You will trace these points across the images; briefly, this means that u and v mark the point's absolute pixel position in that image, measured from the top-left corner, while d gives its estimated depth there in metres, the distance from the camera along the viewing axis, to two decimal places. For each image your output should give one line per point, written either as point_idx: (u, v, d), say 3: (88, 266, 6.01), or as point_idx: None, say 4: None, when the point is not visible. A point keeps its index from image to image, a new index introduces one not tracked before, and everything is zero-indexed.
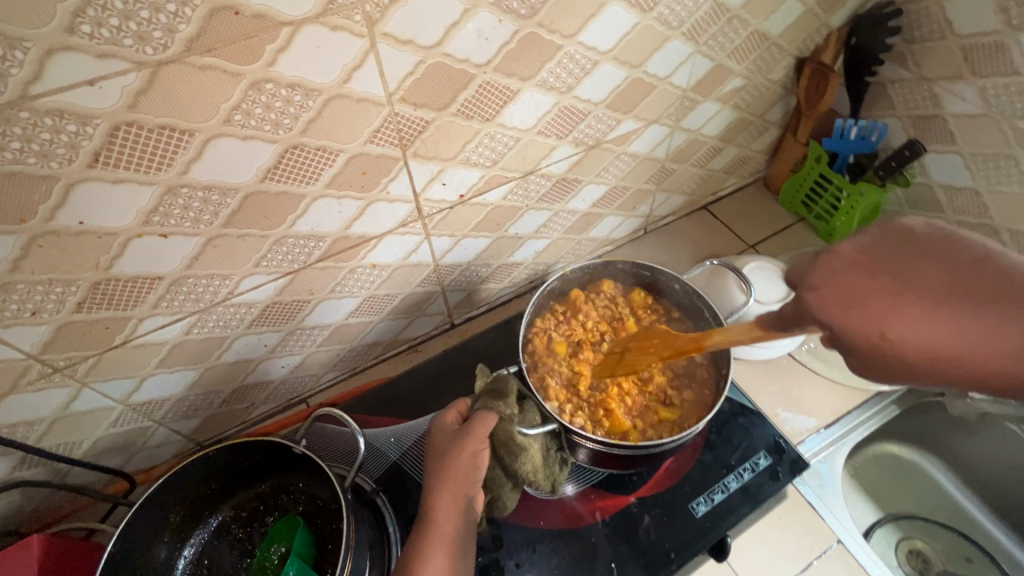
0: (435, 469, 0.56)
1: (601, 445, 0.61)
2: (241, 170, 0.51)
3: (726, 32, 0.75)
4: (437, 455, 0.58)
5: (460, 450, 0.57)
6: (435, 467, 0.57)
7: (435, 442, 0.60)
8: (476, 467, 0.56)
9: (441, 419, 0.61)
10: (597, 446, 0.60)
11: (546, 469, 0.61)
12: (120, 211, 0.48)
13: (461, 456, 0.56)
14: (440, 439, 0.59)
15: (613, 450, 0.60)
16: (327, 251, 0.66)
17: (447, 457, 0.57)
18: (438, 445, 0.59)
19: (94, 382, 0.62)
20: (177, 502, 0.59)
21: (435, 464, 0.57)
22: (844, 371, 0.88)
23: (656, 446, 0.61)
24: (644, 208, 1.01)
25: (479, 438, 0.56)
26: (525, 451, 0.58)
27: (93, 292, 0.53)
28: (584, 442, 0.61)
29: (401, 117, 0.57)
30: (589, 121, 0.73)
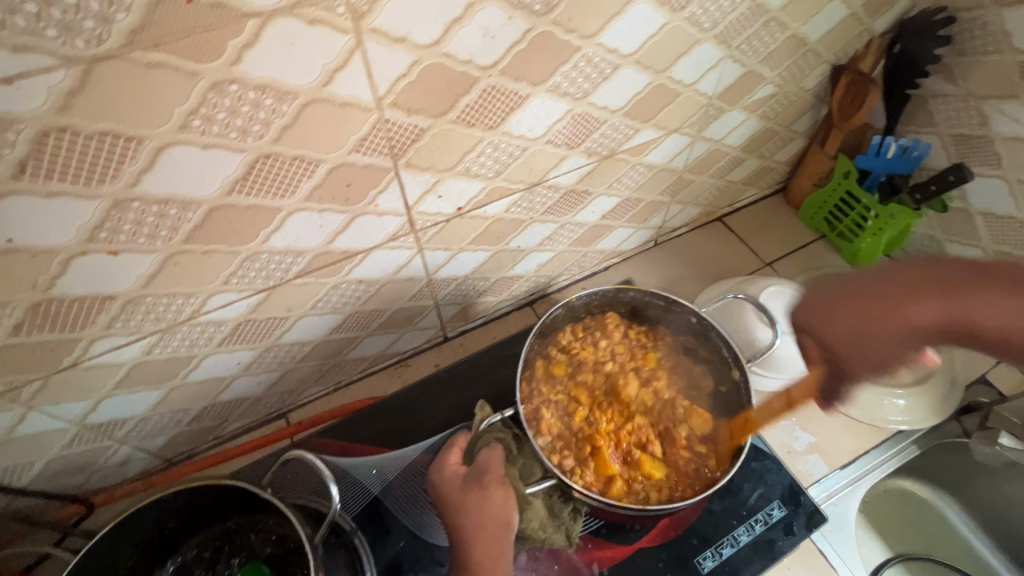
0: (461, 524, 0.52)
1: (602, 503, 0.55)
2: (203, 181, 0.44)
3: (762, 36, 0.67)
4: (457, 511, 0.53)
5: (484, 500, 0.53)
6: (461, 522, 0.52)
7: (446, 496, 0.55)
8: (508, 510, 0.53)
9: (441, 470, 0.57)
10: (598, 504, 0.55)
11: (553, 522, 0.58)
12: (59, 227, 0.42)
13: (489, 505, 0.53)
14: (450, 491, 0.55)
15: (617, 511, 0.55)
16: (306, 266, 0.59)
17: (474, 510, 0.52)
18: (452, 498, 0.54)
19: (42, 405, 0.56)
20: (130, 544, 0.54)
21: (458, 518, 0.52)
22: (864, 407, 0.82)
23: (664, 510, 0.55)
24: (656, 219, 0.94)
25: (501, 480, 0.54)
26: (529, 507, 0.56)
27: (33, 314, 0.46)
28: (584, 498, 0.55)
29: (392, 124, 0.49)
30: (605, 130, 0.66)
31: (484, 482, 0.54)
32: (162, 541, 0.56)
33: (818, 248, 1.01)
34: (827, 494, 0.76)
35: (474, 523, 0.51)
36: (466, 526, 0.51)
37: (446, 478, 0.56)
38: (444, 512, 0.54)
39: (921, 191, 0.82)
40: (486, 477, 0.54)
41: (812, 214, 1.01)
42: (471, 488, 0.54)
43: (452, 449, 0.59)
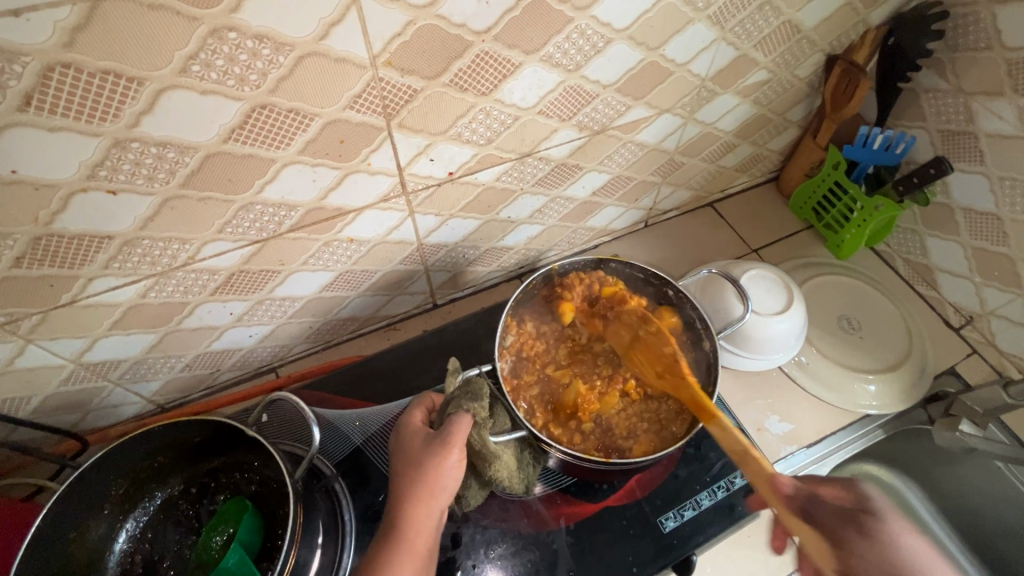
0: (407, 479, 0.53)
1: (569, 456, 0.59)
2: (201, 127, 0.46)
3: (756, 20, 0.68)
4: (411, 463, 0.53)
5: (436, 461, 0.53)
6: (407, 478, 0.53)
7: (405, 446, 0.56)
8: (451, 478, 0.53)
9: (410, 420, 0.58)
10: (564, 456, 0.58)
11: (519, 473, 0.61)
12: (61, 162, 0.44)
13: (439, 469, 0.53)
14: (410, 443, 0.55)
15: (584, 463, 0.58)
16: (299, 221, 0.61)
17: (424, 469, 0.53)
18: (410, 451, 0.55)
19: (41, 340, 0.58)
20: (121, 474, 0.56)
21: (407, 473, 0.53)
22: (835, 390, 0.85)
23: (630, 463, 0.58)
24: (647, 200, 0.96)
25: (459, 448, 0.53)
26: (498, 459, 0.58)
27: (34, 247, 0.49)
28: (552, 450, 0.59)
29: (386, 83, 0.51)
30: (596, 104, 0.67)
31: (445, 440, 0.53)
32: (152, 474, 0.59)
33: (805, 237, 1.03)
34: (791, 469, 0.80)
35: (419, 482, 0.52)
36: (410, 484, 0.52)
37: (413, 429, 0.57)
38: (397, 462, 0.55)
39: (904, 185, 0.85)
40: (450, 436, 0.53)
41: (800, 206, 1.04)
42: (430, 446, 0.54)
43: (421, 407, 0.60)
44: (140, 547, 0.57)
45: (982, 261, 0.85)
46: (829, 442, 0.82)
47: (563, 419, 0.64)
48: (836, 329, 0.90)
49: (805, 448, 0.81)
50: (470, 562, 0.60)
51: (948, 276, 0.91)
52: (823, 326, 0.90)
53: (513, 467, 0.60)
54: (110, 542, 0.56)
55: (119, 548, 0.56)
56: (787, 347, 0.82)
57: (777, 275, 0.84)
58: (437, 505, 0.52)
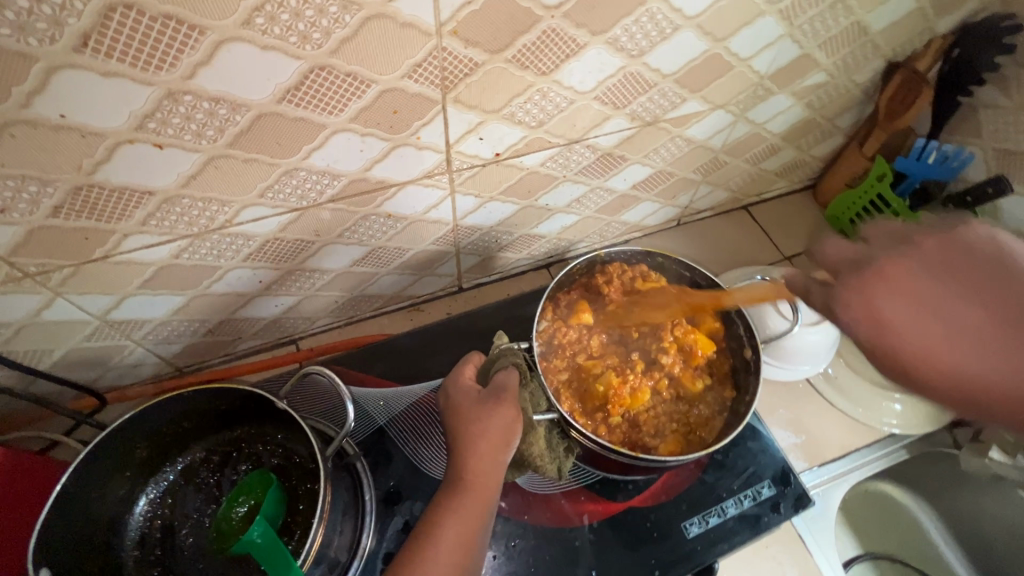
0: (465, 433, 0.51)
1: (598, 446, 0.56)
2: (257, 85, 0.44)
3: (826, 18, 0.65)
4: (466, 416, 0.53)
5: (493, 413, 0.52)
6: (464, 430, 0.52)
7: (454, 405, 0.54)
8: (511, 430, 0.52)
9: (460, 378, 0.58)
10: (597, 447, 0.56)
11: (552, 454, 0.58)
12: (111, 110, 0.42)
13: (497, 423, 0.52)
14: (459, 400, 0.55)
15: (612, 455, 0.55)
16: (340, 192, 0.59)
17: (480, 422, 0.52)
18: (462, 408, 0.54)
19: (69, 294, 0.57)
20: (145, 437, 0.55)
21: (463, 424, 0.52)
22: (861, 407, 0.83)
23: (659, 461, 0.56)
24: (684, 198, 0.94)
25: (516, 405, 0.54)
26: (533, 432, 0.56)
27: (73, 197, 0.47)
28: (582, 438, 0.56)
29: (448, 54, 0.49)
30: (652, 94, 0.65)
31: (500, 396, 0.54)
32: (175, 439, 0.57)
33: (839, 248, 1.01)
34: (817, 480, 0.78)
35: (478, 435, 0.51)
36: (469, 439, 0.51)
37: (458, 388, 0.56)
38: (450, 419, 0.54)
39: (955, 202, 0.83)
40: (503, 392, 0.54)
41: (836, 213, 1.01)
42: (484, 401, 0.53)
43: (467, 363, 0.60)
44: (160, 515, 0.56)
45: None
46: (853, 458, 0.81)
47: (591, 409, 0.61)
48: None
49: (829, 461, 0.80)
50: (491, 553, 0.59)
51: None
52: (854, 341, 0.88)
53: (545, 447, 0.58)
54: (130, 504, 0.55)
55: (139, 514, 0.55)
56: (817, 358, 0.81)
57: None
58: (503, 458, 0.51)
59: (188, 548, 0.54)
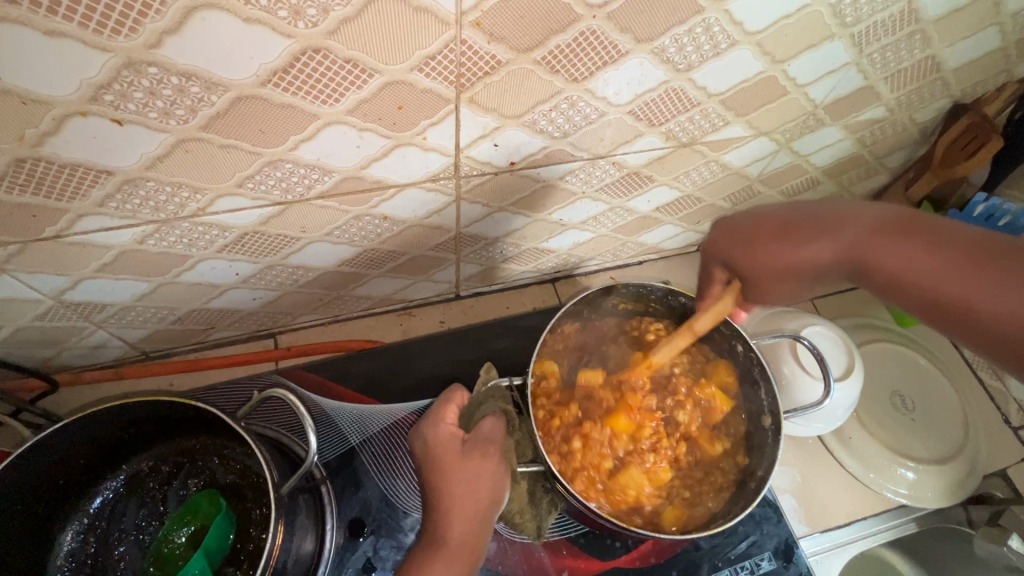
0: (444, 491, 0.48)
1: (584, 506, 0.49)
2: (237, 63, 0.37)
3: (900, 48, 0.58)
4: (447, 472, 0.49)
5: (477, 470, 0.49)
6: (445, 487, 0.48)
7: (434, 453, 0.51)
8: (497, 487, 0.49)
9: (442, 421, 0.53)
10: (583, 509, 0.49)
11: (524, 505, 0.55)
12: (58, 76, 0.35)
13: (480, 480, 0.48)
14: (439, 450, 0.51)
15: (598, 520, 0.48)
16: (331, 188, 0.52)
17: (462, 480, 0.48)
18: (443, 459, 0.50)
19: (15, 271, 0.50)
20: (86, 442, 0.49)
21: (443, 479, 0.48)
22: (874, 473, 0.77)
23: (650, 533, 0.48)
24: (708, 224, 0.87)
25: (501, 460, 0.50)
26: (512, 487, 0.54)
27: (15, 170, 0.40)
28: (567, 494, 0.49)
29: (467, 47, 0.42)
30: (693, 114, 0.58)
31: (486, 451, 0.49)
32: (120, 445, 0.52)
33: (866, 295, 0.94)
34: (818, 548, 0.73)
35: (457, 495, 0.48)
36: (447, 496, 0.48)
37: (438, 433, 0.52)
38: (429, 468, 0.50)
39: None
40: (489, 448, 0.50)
41: None
42: (467, 455, 0.49)
43: (449, 401, 0.55)
44: (94, 530, 0.50)
45: None
46: (859, 527, 0.75)
47: (586, 464, 0.54)
48: (887, 405, 0.82)
49: (834, 528, 0.74)
50: None
51: None
52: (874, 400, 0.82)
53: (526, 503, 0.55)
54: (65, 514, 0.50)
55: (73, 529, 0.50)
56: (835, 418, 0.74)
57: (843, 339, 0.75)
58: (489, 515, 0.48)
59: (122, 569, 0.49)
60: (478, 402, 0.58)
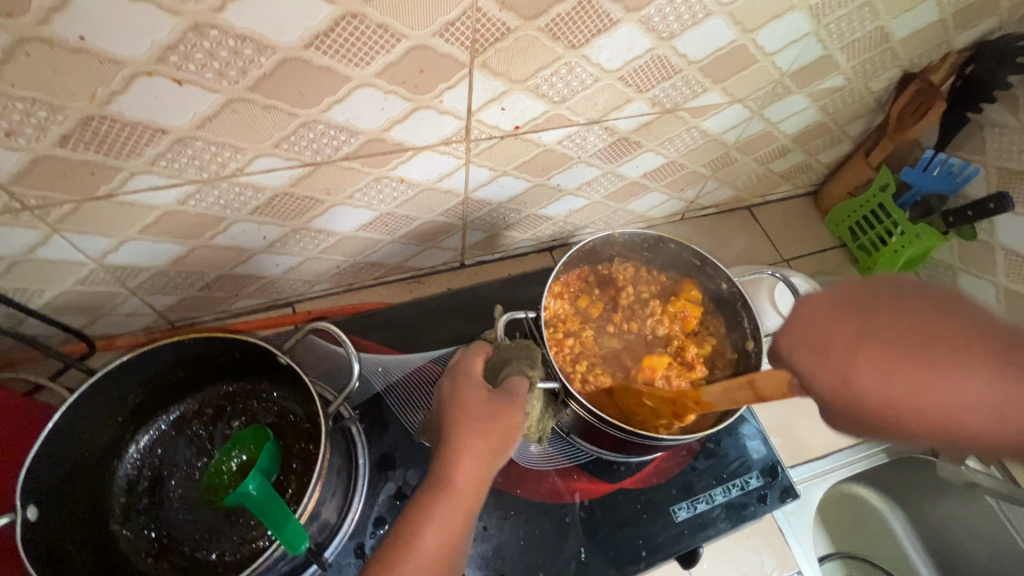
0: (464, 428, 0.47)
1: (593, 417, 0.55)
2: (286, 27, 0.43)
3: (852, 20, 0.66)
4: (472, 414, 0.48)
5: (500, 417, 0.48)
6: (464, 427, 0.47)
7: (460, 397, 0.50)
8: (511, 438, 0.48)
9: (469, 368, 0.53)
10: (596, 421, 0.55)
11: (540, 422, 0.58)
12: (133, 37, 0.40)
13: (501, 424, 0.48)
14: (466, 393, 0.50)
15: (606, 428, 0.54)
16: (356, 150, 0.58)
17: (485, 422, 0.48)
18: (467, 403, 0.49)
19: (67, 232, 0.55)
20: (140, 384, 0.54)
21: (464, 420, 0.48)
22: None
23: (653, 440, 0.55)
24: (690, 192, 0.94)
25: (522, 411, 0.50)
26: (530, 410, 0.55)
27: (83, 127, 0.45)
28: (579, 408, 0.55)
29: (482, 15, 0.48)
30: (675, 81, 0.65)
31: (511, 399, 0.49)
32: (169, 389, 0.56)
33: (834, 255, 1.03)
34: (801, 476, 0.80)
35: (478, 435, 0.47)
36: (465, 433, 0.47)
37: (467, 380, 0.52)
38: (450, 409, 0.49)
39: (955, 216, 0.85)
40: (515, 397, 0.50)
41: (837, 220, 1.03)
42: (494, 402, 0.49)
43: (479, 356, 0.55)
44: (148, 465, 0.55)
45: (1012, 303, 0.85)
46: (837, 458, 0.83)
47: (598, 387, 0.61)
48: None
49: (814, 458, 0.82)
50: (482, 524, 0.60)
51: None
52: None
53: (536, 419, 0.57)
54: (120, 451, 0.54)
55: (129, 462, 0.55)
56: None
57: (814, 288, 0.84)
58: (496, 464, 0.47)
59: (176, 498, 0.53)
60: (503, 357, 0.57)
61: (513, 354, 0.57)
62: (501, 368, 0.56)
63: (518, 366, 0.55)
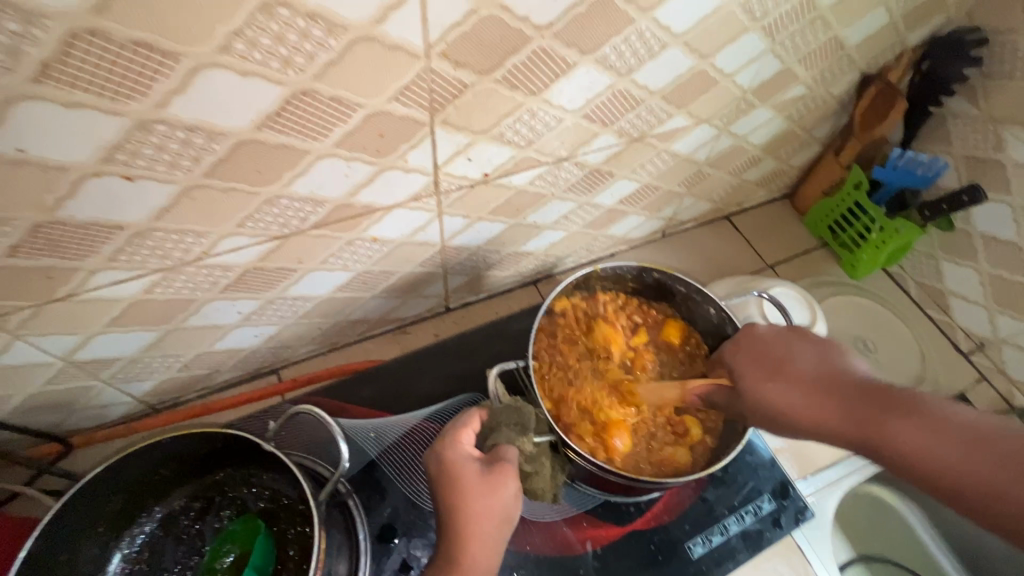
0: (466, 517, 0.46)
1: (594, 467, 0.54)
2: (235, 112, 0.42)
3: (806, 34, 0.66)
4: (465, 494, 0.47)
5: (495, 489, 0.47)
6: (463, 511, 0.46)
7: (449, 474, 0.48)
8: (512, 506, 0.48)
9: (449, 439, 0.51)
10: (595, 469, 0.54)
11: (553, 480, 0.56)
12: (75, 143, 0.38)
13: (499, 498, 0.47)
14: (459, 474, 0.48)
15: (607, 477, 0.53)
16: (324, 218, 0.56)
17: (483, 498, 0.46)
18: (458, 481, 0.48)
19: (29, 336, 0.52)
20: (119, 489, 0.51)
21: (457, 502, 0.46)
22: None
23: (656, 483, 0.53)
24: (668, 210, 0.94)
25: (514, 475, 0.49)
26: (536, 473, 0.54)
27: (33, 236, 0.43)
28: (579, 458, 0.54)
29: (437, 76, 0.47)
30: (640, 111, 0.65)
31: (501, 469, 0.48)
32: (150, 489, 0.53)
33: (818, 255, 1.04)
34: (813, 489, 0.79)
35: (478, 514, 0.46)
36: (466, 518, 0.46)
37: (454, 454, 0.50)
38: (443, 491, 0.48)
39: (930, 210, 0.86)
40: (504, 464, 0.49)
41: (817, 219, 1.03)
42: (485, 474, 0.48)
43: (463, 427, 0.53)
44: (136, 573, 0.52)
45: (998, 288, 0.86)
46: (847, 466, 0.81)
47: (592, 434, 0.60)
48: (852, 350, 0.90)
49: (824, 468, 0.81)
50: None
51: (962, 301, 0.92)
52: None
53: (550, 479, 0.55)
54: (105, 563, 0.51)
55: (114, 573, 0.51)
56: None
57: (801, 295, 0.85)
58: (505, 537, 0.46)
59: None
60: (490, 424, 0.53)
61: (504, 418, 0.53)
62: (490, 433, 0.53)
63: (509, 434, 0.52)
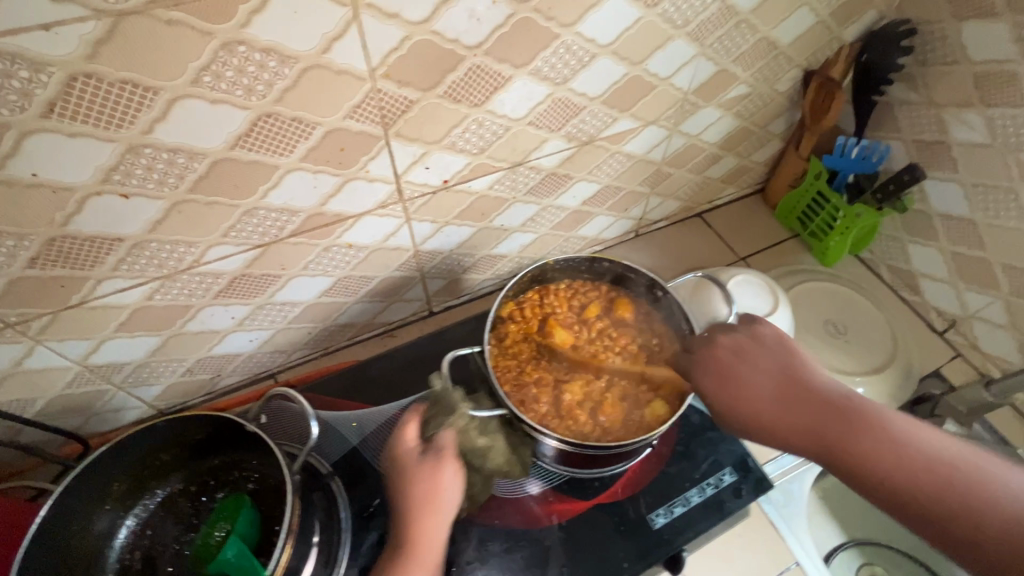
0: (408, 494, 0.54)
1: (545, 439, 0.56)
2: (210, 134, 0.49)
3: (733, 36, 0.72)
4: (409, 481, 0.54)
5: (436, 474, 0.54)
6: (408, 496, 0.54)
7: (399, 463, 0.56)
8: (453, 487, 0.55)
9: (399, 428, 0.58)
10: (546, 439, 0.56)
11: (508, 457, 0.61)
12: (79, 166, 0.47)
13: (439, 482, 0.54)
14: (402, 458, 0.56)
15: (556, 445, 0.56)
16: (300, 226, 0.64)
17: (424, 484, 0.54)
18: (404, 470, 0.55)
19: (49, 341, 0.60)
20: (124, 470, 0.58)
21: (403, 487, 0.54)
22: None
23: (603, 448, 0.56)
24: (636, 210, 0.99)
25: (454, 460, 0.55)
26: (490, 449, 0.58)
27: (48, 248, 0.51)
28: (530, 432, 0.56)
29: (384, 94, 0.55)
30: (583, 116, 0.71)
31: (439, 454, 0.55)
32: (153, 472, 0.60)
33: (790, 246, 1.07)
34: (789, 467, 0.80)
35: (421, 497, 0.54)
36: (411, 501, 0.54)
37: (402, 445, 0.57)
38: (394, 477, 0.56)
39: (880, 192, 0.90)
40: (441, 451, 0.55)
41: (787, 212, 1.07)
42: (426, 462, 0.55)
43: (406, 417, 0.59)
44: (139, 547, 0.58)
45: (961, 265, 0.88)
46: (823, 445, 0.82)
47: (540, 406, 0.62)
48: (824, 333, 0.92)
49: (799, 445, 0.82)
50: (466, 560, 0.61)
51: (931, 281, 0.94)
52: (811, 332, 0.92)
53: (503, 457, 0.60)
54: (111, 539, 0.58)
55: (118, 549, 0.57)
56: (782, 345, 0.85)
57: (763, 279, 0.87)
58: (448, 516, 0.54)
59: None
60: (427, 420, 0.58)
61: (437, 411, 0.58)
62: (427, 426, 0.58)
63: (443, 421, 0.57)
